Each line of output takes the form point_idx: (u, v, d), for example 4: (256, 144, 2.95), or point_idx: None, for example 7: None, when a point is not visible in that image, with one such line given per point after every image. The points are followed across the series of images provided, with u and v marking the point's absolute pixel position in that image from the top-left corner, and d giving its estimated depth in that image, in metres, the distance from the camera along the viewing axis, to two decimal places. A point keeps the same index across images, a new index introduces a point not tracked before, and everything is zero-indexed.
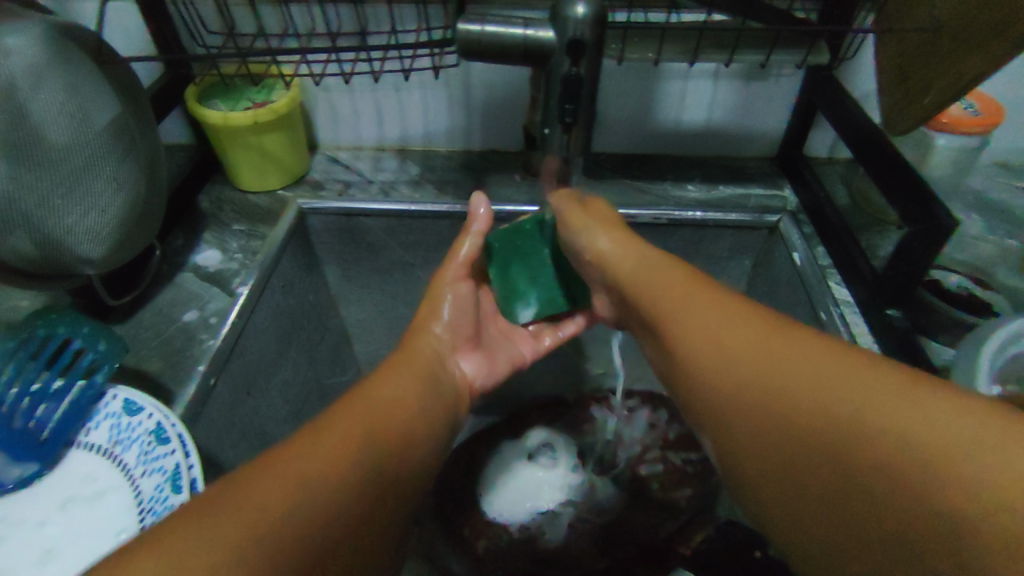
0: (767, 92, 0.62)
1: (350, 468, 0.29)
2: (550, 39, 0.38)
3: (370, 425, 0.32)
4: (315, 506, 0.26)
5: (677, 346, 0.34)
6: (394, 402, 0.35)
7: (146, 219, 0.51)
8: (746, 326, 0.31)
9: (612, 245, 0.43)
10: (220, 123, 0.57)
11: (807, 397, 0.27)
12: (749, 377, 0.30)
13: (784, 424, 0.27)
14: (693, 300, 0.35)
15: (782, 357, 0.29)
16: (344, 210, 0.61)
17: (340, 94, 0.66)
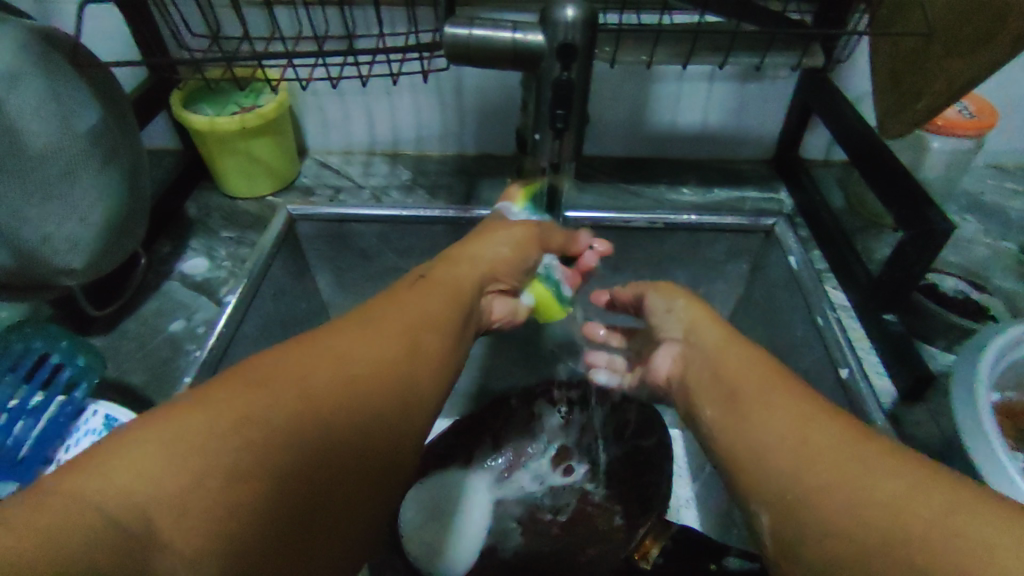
0: (762, 94, 0.62)
1: (324, 386, 0.27)
2: (540, 44, 0.37)
3: (362, 350, 0.30)
4: (278, 420, 0.25)
5: (734, 419, 0.34)
6: (410, 328, 0.33)
7: (130, 227, 0.50)
8: (795, 394, 0.32)
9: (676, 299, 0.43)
10: (205, 128, 0.56)
11: (816, 467, 0.28)
12: (783, 426, 0.31)
13: (827, 473, 0.27)
14: (764, 385, 0.34)
15: (824, 426, 0.29)
16: (334, 215, 0.61)
17: (330, 98, 0.65)
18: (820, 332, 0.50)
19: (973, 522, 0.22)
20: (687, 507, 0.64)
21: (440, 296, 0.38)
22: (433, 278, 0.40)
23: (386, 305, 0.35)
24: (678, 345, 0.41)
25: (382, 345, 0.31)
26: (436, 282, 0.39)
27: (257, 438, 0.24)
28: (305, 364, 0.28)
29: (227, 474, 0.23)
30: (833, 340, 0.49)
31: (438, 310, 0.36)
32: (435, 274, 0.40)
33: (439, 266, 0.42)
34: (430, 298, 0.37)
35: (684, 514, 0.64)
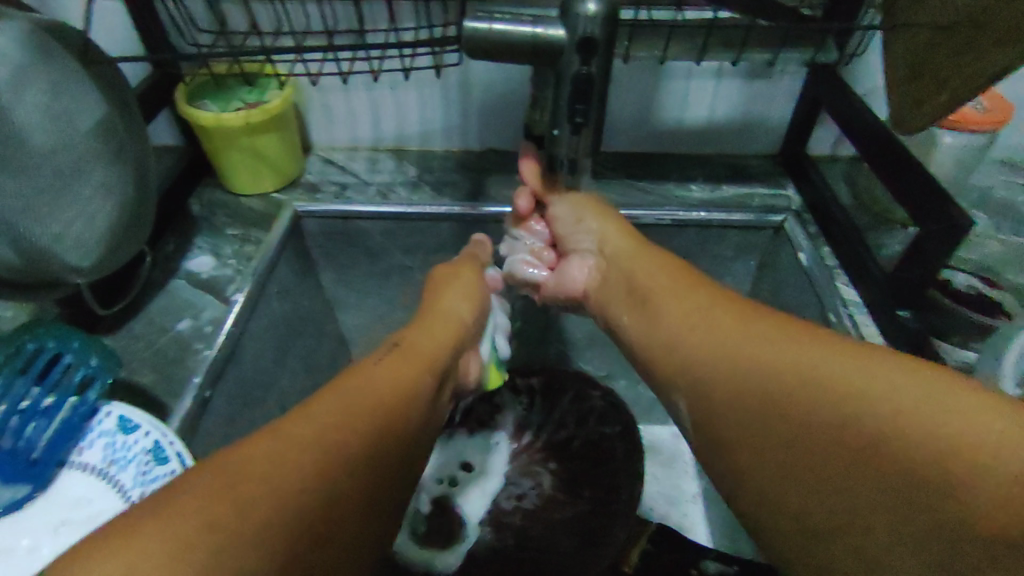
0: (770, 90, 0.62)
1: (340, 427, 0.31)
2: (561, 38, 0.37)
3: (367, 392, 0.34)
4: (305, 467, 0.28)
5: (648, 317, 0.42)
6: (402, 369, 0.37)
7: (135, 225, 0.49)
8: (755, 326, 0.35)
9: (610, 247, 0.49)
10: (212, 124, 0.55)
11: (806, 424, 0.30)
12: (740, 357, 0.35)
13: (806, 403, 0.30)
14: (674, 290, 0.42)
15: (788, 348, 0.33)
16: (341, 212, 0.60)
17: (335, 93, 0.65)
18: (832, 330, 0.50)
19: (977, 421, 0.25)
20: (694, 504, 0.64)
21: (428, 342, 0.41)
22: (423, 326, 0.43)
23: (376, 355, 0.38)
24: (593, 258, 0.50)
25: (381, 386, 0.35)
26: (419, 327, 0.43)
27: (293, 487, 0.28)
28: (319, 411, 0.31)
29: (277, 504, 0.27)
30: (845, 338, 0.49)
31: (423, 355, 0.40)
32: (430, 319, 0.44)
33: (440, 311, 0.45)
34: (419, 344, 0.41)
35: (692, 511, 0.63)
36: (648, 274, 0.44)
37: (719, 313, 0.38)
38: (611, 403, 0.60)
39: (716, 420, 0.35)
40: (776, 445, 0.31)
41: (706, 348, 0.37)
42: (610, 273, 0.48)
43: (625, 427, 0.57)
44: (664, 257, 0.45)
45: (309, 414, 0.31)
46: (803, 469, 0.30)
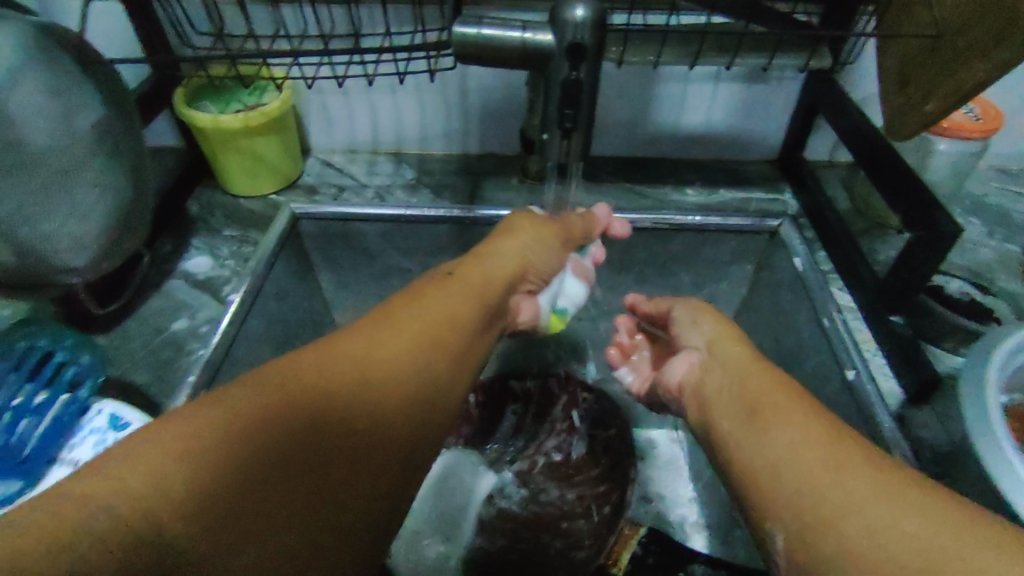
0: (768, 95, 0.62)
1: (338, 404, 0.32)
2: (550, 43, 0.37)
3: (365, 363, 0.35)
4: (299, 439, 0.30)
5: (767, 444, 0.36)
6: (413, 345, 0.38)
7: (133, 226, 0.49)
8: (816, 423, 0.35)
9: (713, 339, 0.46)
10: (210, 126, 0.56)
11: (835, 459, 0.32)
12: (796, 442, 0.34)
13: (846, 480, 0.31)
14: (791, 405, 0.37)
15: (843, 447, 0.33)
16: (339, 214, 0.60)
17: (334, 96, 0.65)
18: (826, 335, 0.50)
19: (980, 553, 0.26)
20: (690, 505, 0.64)
21: (448, 311, 0.41)
22: (447, 285, 0.43)
23: (389, 322, 0.39)
24: (699, 355, 0.46)
25: (386, 363, 0.35)
26: (440, 286, 0.43)
27: (283, 457, 0.29)
28: (309, 382, 0.32)
29: (244, 472, 0.27)
30: (837, 341, 0.49)
31: (439, 328, 0.40)
32: (460, 283, 0.44)
33: (468, 274, 0.46)
34: (434, 311, 0.41)
35: (687, 513, 0.64)
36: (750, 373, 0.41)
37: (804, 413, 0.36)
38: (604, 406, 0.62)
39: (746, 466, 0.36)
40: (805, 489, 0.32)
41: (783, 434, 0.35)
42: (712, 376, 0.44)
43: (619, 430, 0.59)
44: (773, 369, 0.41)
45: (309, 396, 0.31)
46: (795, 466, 0.33)
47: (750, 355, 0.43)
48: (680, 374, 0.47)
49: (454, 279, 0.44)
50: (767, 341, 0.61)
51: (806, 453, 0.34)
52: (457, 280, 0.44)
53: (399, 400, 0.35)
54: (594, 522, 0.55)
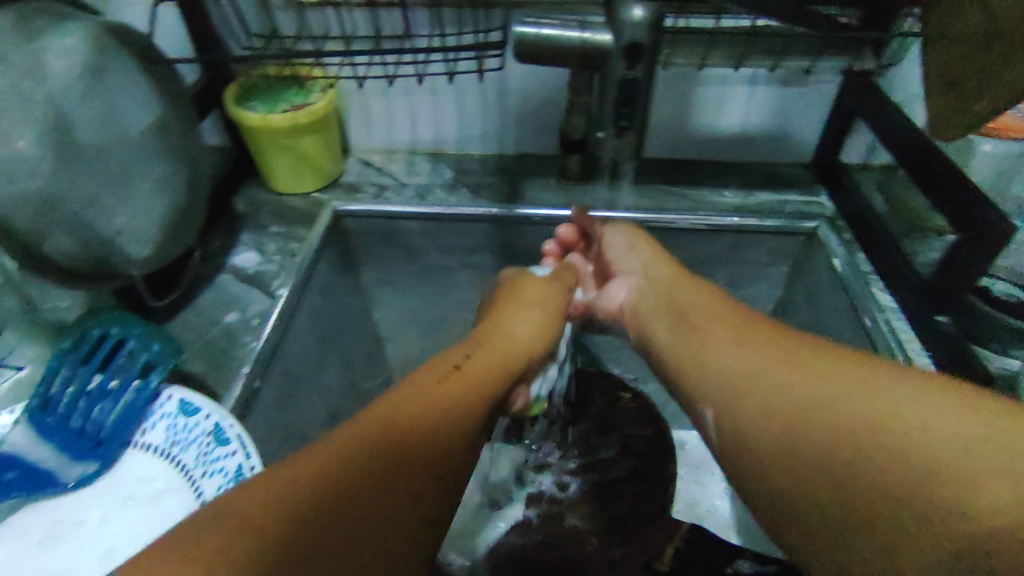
0: (805, 97, 0.62)
1: (375, 441, 0.33)
2: (608, 42, 0.38)
3: (412, 412, 0.36)
4: (362, 474, 0.32)
5: (718, 347, 0.37)
6: (449, 385, 0.39)
7: (189, 222, 0.51)
8: (746, 338, 0.37)
9: (647, 260, 0.49)
10: (259, 125, 0.57)
11: (834, 382, 0.31)
12: (738, 370, 0.36)
13: (793, 395, 0.32)
14: (715, 320, 0.40)
15: (775, 358, 0.35)
16: (383, 211, 0.62)
17: (375, 97, 0.66)
18: (869, 335, 0.51)
19: (943, 419, 0.28)
20: (722, 499, 0.66)
21: (481, 366, 0.43)
22: (480, 345, 0.46)
23: (431, 375, 0.40)
24: (635, 278, 0.49)
25: (431, 411, 0.37)
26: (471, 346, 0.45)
27: (347, 490, 0.31)
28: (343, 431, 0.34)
29: (287, 526, 0.29)
30: (880, 340, 0.49)
31: (475, 381, 0.42)
32: (494, 343, 0.47)
33: (503, 334, 0.48)
34: (470, 366, 0.43)
35: (721, 506, 0.65)
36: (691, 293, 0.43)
37: (733, 323, 0.39)
38: (644, 405, 0.63)
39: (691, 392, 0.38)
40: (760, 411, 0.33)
41: (723, 355, 0.37)
42: (646, 295, 0.47)
43: (658, 429, 0.61)
44: (698, 281, 0.45)
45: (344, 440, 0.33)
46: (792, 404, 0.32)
47: (672, 270, 0.47)
48: (621, 298, 0.50)
49: (486, 340, 0.46)
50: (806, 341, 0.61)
51: (808, 387, 0.32)
52: (488, 338, 0.47)
53: (442, 447, 0.37)
54: (637, 520, 0.55)
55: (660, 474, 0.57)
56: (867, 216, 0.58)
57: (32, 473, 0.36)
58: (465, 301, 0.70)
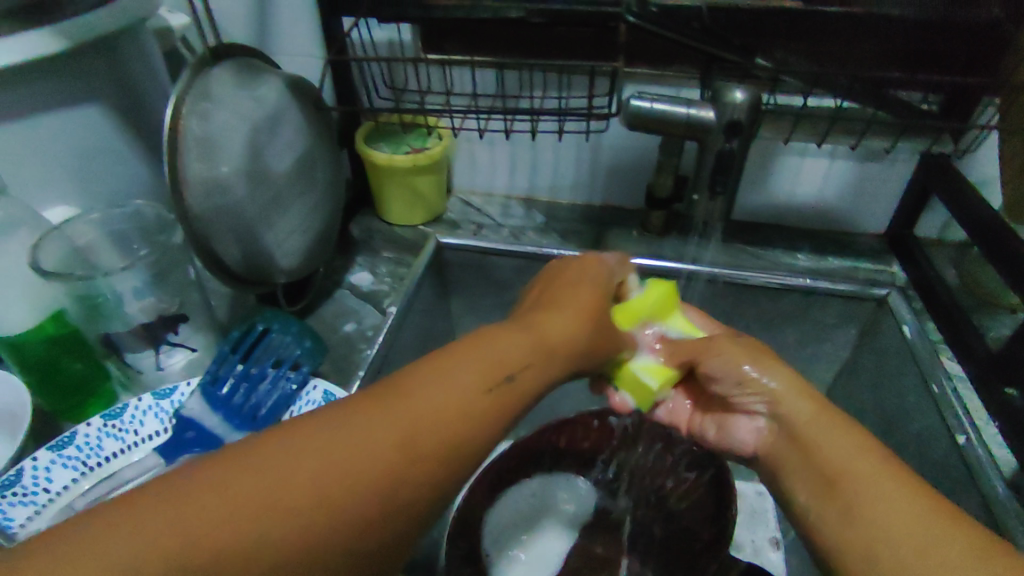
0: (881, 174, 0.66)
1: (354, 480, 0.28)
2: (710, 119, 0.45)
3: (345, 470, 0.28)
4: (275, 533, 0.26)
5: (812, 465, 0.38)
6: (488, 410, 0.33)
7: (324, 242, 0.60)
8: (871, 465, 0.35)
9: (776, 369, 0.43)
10: (384, 163, 0.66)
11: (893, 514, 0.32)
12: (840, 481, 0.35)
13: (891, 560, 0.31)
14: (832, 427, 0.38)
15: (899, 509, 0.32)
16: (480, 247, 0.69)
17: (481, 146, 0.75)
18: (935, 401, 0.53)
19: None
20: (774, 552, 0.68)
21: (479, 406, 0.32)
22: (491, 364, 0.34)
23: (400, 407, 0.30)
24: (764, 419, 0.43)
25: (379, 471, 0.28)
26: (479, 359, 0.34)
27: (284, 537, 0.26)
28: (336, 453, 0.28)
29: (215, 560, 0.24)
30: (947, 407, 0.51)
31: (457, 427, 0.31)
32: (517, 376, 0.34)
33: (536, 363, 0.36)
34: (457, 396, 0.32)
35: (773, 560, 0.68)
36: (809, 389, 0.42)
37: (840, 434, 0.38)
38: (706, 450, 0.67)
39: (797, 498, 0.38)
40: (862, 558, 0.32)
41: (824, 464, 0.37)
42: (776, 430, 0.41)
43: (717, 470, 0.64)
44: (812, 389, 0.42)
45: (319, 464, 0.28)
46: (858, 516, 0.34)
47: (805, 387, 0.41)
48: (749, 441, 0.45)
49: (502, 362, 0.34)
50: (868, 402, 0.64)
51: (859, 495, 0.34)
52: (501, 364, 0.34)
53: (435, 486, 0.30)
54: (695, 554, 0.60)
55: (720, 511, 0.62)
56: (929, 295, 0.61)
57: (205, 435, 0.43)
58: None
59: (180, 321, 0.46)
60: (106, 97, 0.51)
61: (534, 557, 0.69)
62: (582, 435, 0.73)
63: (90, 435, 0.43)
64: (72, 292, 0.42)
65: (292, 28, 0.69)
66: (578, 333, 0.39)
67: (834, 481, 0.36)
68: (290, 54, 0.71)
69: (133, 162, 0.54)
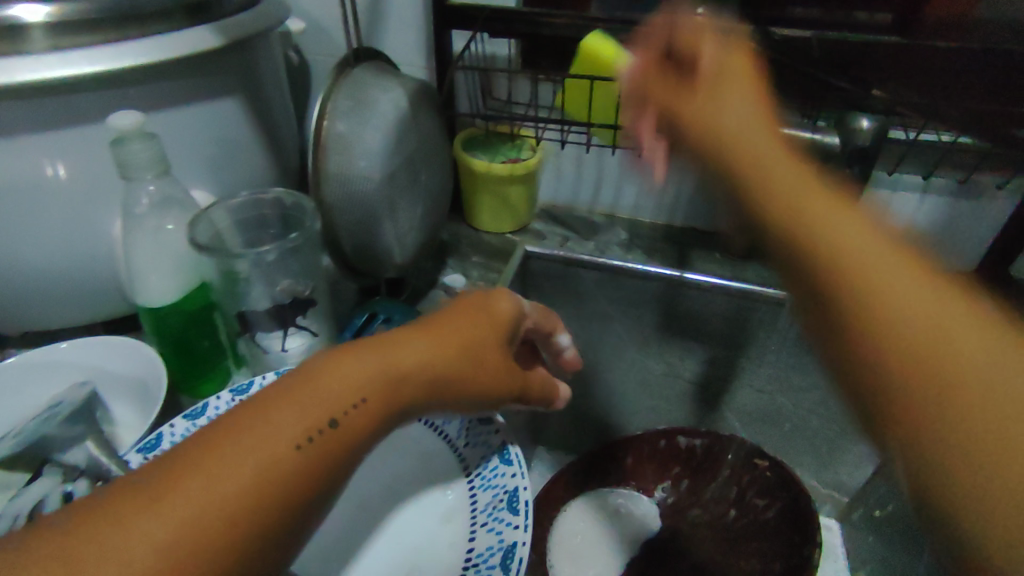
0: (976, 211, 0.66)
1: (158, 533, 0.24)
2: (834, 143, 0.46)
3: (139, 536, 0.24)
4: None
5: (815, 217, 0.28)
6: (316, 428, 0.29)
7: (426, 243, 0.62)
8: (875, 242, 0.26)
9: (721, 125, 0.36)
10: (482, 170, 0.68)
11: (912, 276, 0.25)
12: (849, 253, 0.26)
13: (913, 342, 0.23)
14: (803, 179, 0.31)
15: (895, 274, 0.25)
16: (566, 258, 0.71)
17: (570, 161, 0.77)
18: None
19: None
20: None
21: (295, 463, 0.28)
22: (311, 407, 0.30)
23: (191, 482, 0.26)
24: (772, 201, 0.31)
25: (188, 525, 0.25)
26: (300, 402, 0.30)
27: None
28: (135, 510, 0.25)
29: None
30: None
31: (269, 489, 0.27)
32: (344, 419, 0.31)
33: (370, 397, 0.32)
34: (269, 452, 0.28)
35: None
36: (750, 139, 0.35)
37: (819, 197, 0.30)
38: (781, 476, 0.66)
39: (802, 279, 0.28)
40: (869, 336, 0.24)
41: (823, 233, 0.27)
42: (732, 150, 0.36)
43: (792, 498, 0.64)
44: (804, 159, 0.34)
45: (118, 530, 0.24)
46: (850, 299, 0.25)
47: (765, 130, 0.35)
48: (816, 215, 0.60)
49: (323, 406, 0.30)
50: None
51: (895, 305, 0.24)
52: (323, 407, 0.30)
53: (269, 528, 0.27)
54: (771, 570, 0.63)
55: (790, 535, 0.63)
56: None
57: None
58: (620, 350, 0.77)
59: (310, 305, 0.48)
60: (241, 90, 0.53)
61: (579, 559, 0.66)
62: (648, 454, 0.73)
63: (219, 408, 0.45)
64: (217, 265, 0.45)
65: (401, 38, 0.72)
66: (429, 366, 0.35)
67: (791, 211, 0.29)
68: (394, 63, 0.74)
69: (260, 155, 0.57)
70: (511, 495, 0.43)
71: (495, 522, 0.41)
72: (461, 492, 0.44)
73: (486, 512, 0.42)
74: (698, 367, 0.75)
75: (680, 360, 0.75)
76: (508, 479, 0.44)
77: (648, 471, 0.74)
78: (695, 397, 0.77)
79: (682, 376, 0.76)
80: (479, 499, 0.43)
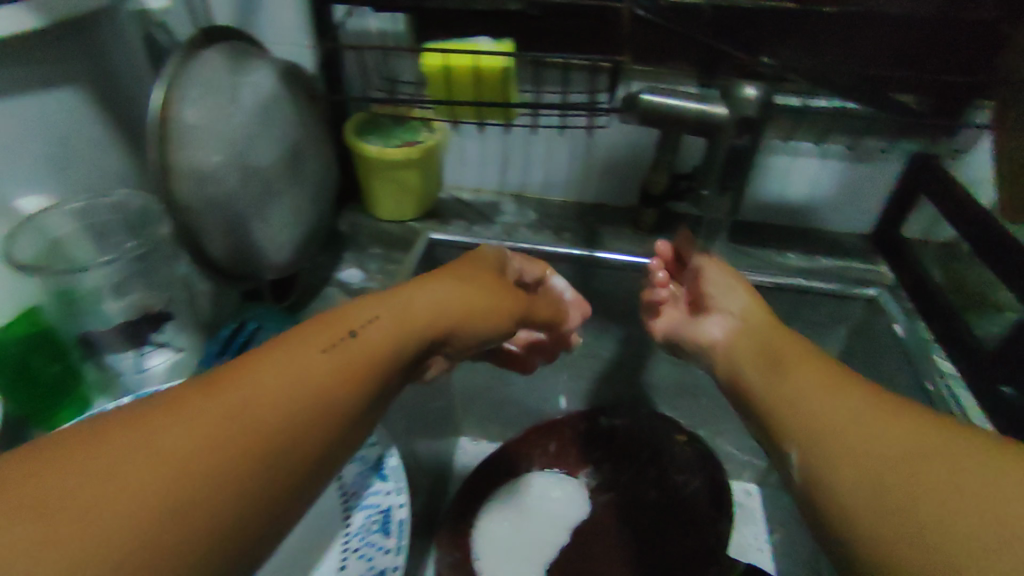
0: (870, 174, 0.67)
1: (219, 402, 0.27)
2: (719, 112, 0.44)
3: (200, 406, 0.27)
4: (117, 458, 0.24)
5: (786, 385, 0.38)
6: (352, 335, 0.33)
7: (313, 237, 0.58)
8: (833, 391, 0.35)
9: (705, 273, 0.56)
10: (373, 156, 0.64)
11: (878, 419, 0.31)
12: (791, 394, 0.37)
13: (880, 460, 0.29)
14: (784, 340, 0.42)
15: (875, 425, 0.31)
16: (468, 244, 0.67)
17: (471, 140, 0.73)
18: (930, 398, 0.53)
19: None
20: (763, 553, 0.68)
21: (324, 366, 0.31)
22: (340, 322, 0.34)
23: (227, 386, 0.28)
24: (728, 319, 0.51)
25: (245, 398, 0.28)
26: (332, 321, 0.34)
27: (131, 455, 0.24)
28: (197, 390, 0.28)
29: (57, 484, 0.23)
30: (945, 410, 0.51)
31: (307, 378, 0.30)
32: (371, 331, 0.34)
33: (391, 315, 0.36)
34: (309, 349, 0.31)
35: (760, 558, 0.67)
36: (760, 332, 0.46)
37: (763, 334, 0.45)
38: (698, 451, 0.67)
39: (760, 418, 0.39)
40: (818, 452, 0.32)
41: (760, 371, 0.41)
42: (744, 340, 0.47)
43: (710, 474, 0.64)
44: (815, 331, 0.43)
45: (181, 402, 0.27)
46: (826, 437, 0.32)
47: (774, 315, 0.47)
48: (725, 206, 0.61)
49: (350, 323, 0.34)
50: None
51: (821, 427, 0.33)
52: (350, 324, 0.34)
53: (316, 406, 0.29)
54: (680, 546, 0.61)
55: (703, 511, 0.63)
56: (921, 297, 0.61)
57: None
58: None
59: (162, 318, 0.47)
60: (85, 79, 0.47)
61: (509, 551, 0.64)
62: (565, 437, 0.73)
63: None
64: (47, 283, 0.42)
65: (276, 15, 0.66)
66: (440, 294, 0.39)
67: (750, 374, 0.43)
68: (272, 43, 0.68)
69: (113, 151, 0.51)
70: (385, 515, 0.43)
71: (368, 546, 0.42)
72: (337, 513, 0.44)
73: (361, 535, 0.42)
74: (614, 345, 0.74)
75: (597, 341, 0.74)
76: (383, 498, 0.44)
77: (567, 454, 0.73)
78: (614, 376, 0.76)
79: (600, 356, 0.75)
80: (354, 520, 0.43)
